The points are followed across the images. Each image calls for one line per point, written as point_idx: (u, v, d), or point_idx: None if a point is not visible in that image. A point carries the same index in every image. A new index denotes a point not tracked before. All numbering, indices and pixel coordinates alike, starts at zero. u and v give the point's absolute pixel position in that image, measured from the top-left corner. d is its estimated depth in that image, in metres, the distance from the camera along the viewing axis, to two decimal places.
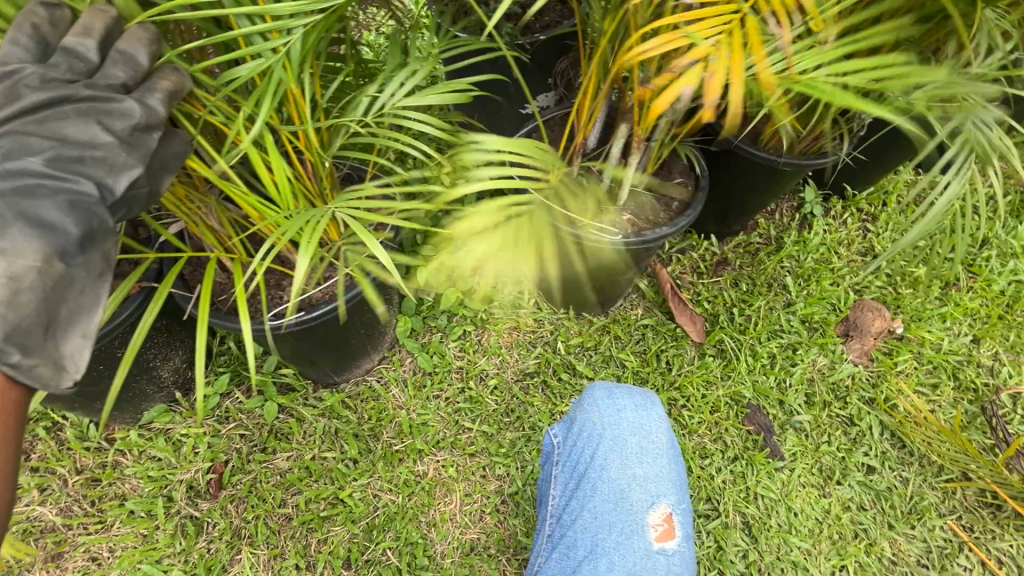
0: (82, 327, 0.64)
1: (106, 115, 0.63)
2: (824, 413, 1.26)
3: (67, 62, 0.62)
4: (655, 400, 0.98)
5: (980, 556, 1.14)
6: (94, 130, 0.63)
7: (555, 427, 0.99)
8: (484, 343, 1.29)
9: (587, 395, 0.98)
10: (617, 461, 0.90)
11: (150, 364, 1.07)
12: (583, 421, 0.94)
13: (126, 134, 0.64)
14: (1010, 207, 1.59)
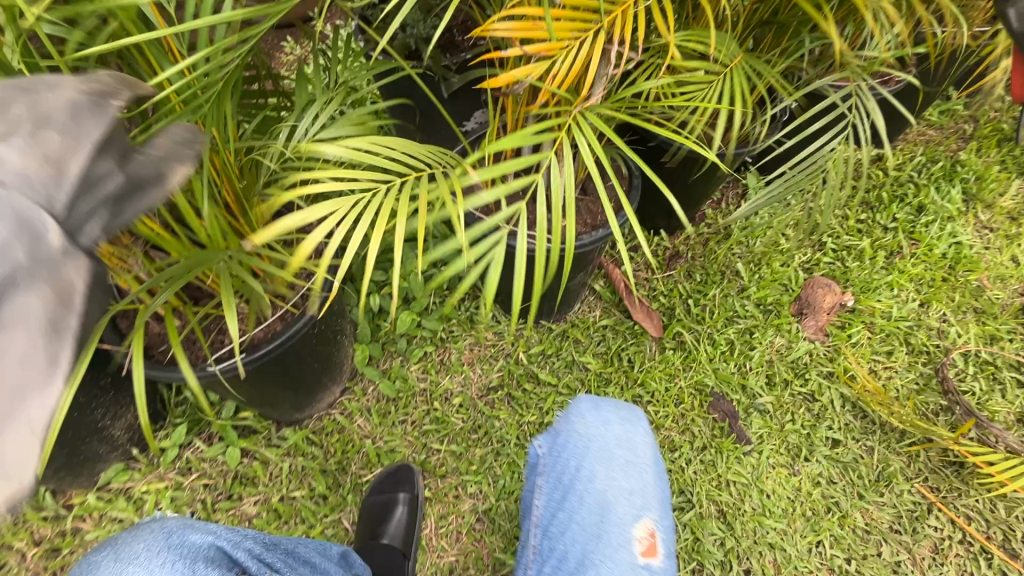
0: (23, 412, 0.33)
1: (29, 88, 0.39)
2: (786, 393, 1.28)
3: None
4: (640, 416, 1.02)
5: (949, 515, 1.16)
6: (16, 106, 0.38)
7: (541, 438, 0.99)
8: (446, 362, 1.28)
9: (574, 407, 1.02)
10: (603, 474, 0.94)
11: (100, 425, 1.04)
12: (568, 434, 0.98)
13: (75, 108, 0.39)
14: (942, 173, 1.64)
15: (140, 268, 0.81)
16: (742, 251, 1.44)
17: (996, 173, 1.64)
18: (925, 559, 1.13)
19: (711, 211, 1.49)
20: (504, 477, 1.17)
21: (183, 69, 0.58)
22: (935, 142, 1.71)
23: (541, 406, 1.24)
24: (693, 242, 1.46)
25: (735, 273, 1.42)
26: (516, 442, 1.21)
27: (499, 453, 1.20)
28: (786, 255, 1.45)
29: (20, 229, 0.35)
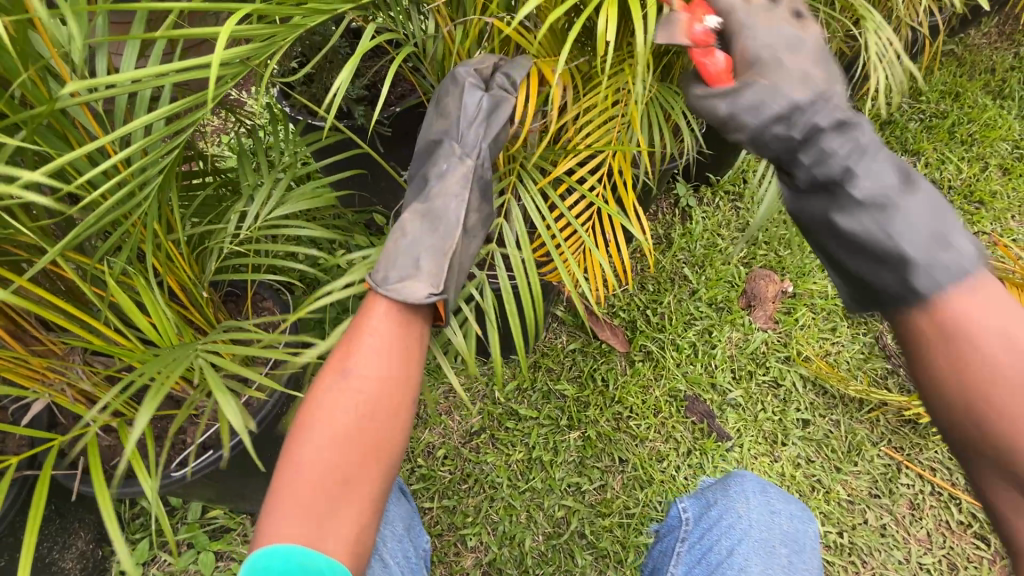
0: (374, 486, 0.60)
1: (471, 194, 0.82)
2: (753, 384, 1.34)
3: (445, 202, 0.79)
4: (808, 516, 1.02)
5: (917, 471, 1.24)
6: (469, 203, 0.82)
7: (688, 503, 1.07)
8: (423, 415, 1.24)
9: (738, 484, 1.03)
10: (758, 562, 0.92)
11: (47, 561, 0.91)
12: (729, 511, 1.00)
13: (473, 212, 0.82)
14: None
15: (82, 379, 0.73)
16: (686, 256, 1.52)
17: None
18: (906, 517, 1.20)
19: (651, 222, 1.57)
20: (503, 523, 1.14)
21: (119, 164, 0.56)
22: None
23: (527, 441, 1.23)
24: (639, 255, 1.53)
25: (684, 278, 1.49)
26: (508, 483, 1.18)
27: (493, 498, 1.16)
28: (726, 254, 1.53)
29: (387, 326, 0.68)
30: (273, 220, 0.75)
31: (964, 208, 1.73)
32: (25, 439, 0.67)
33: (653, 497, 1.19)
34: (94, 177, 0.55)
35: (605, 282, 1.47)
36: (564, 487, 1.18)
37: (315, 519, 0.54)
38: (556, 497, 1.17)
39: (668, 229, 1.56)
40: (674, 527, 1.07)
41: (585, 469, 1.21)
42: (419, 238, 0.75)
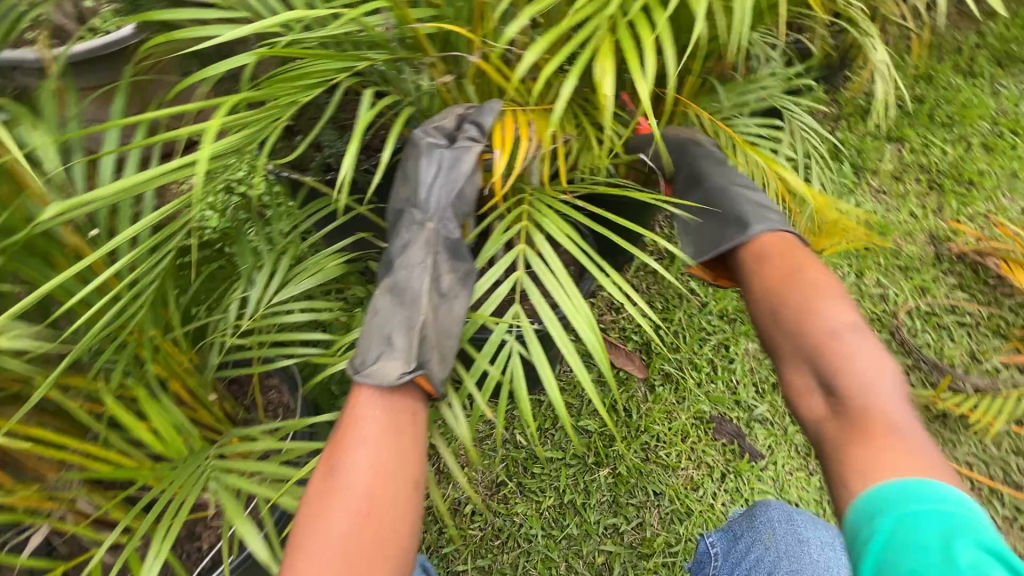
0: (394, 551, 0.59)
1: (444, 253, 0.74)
2: (778, 396, 1.31)
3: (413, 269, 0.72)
4: (837, 534, 0.93)
5: (954, 468, 1.22)
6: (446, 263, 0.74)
7: (716, 536, 0.99)
8: (444, 470, 1.18)
9: (760, 513, 0.95)
10: None
11: None
12: (752, 542, 0.92)
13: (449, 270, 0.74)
14: (829, 153, 1.81)
15: (83, 501, 0.66)
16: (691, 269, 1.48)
17: (870, 143, 1.83)
18: None
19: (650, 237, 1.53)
20: None
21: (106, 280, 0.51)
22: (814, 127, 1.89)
23: (556, 485, 1.18)
24: (644, 272, 1.49)
25: (692, 292, 1.46)
26: (543, 533, 1.13)
27: (530, 552, 1.11)
28: None
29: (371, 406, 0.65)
30: (276, 304, 0.70)
31: (956, 190, 1.74)
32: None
33: (694, 530, 1.14)
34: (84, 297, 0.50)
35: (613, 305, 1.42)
36: (601, 530, 1.14)
37: None
38: (595, 541, 1.12)
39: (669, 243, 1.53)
40: (704, 563, 0.99)
41: (620, 507, 1.16)
42: (390, 317, 0.69)
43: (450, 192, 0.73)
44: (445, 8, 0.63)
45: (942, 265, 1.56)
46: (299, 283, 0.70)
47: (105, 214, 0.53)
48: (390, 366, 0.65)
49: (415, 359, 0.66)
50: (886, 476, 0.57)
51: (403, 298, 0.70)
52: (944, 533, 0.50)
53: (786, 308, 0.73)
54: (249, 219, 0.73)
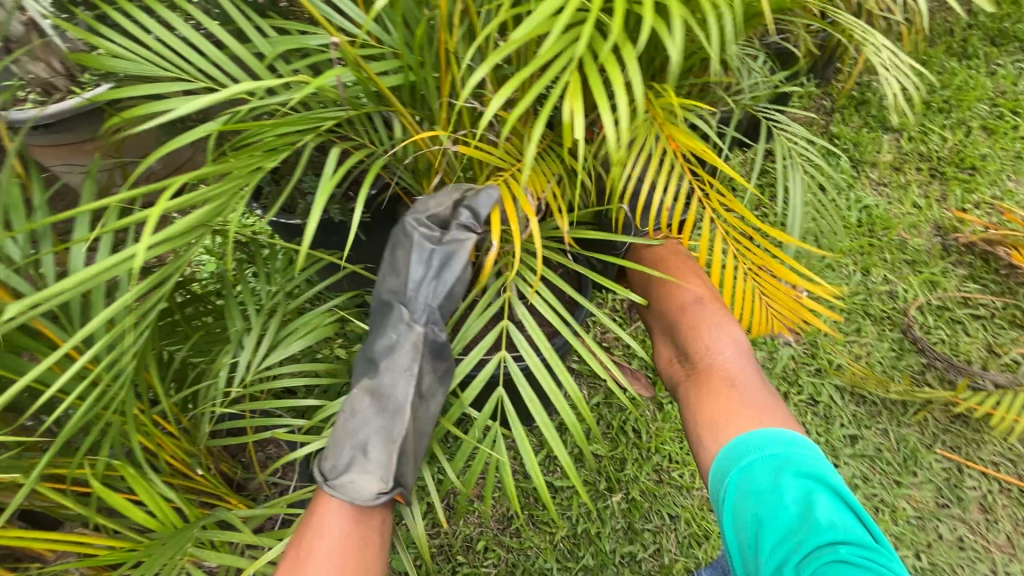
0: None
1: (432, 351, 0.72)
2: (791, 406, 1.27)
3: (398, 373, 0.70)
4: None
5: (979, 470, 1.18)
6: (432, 360, 0.72)
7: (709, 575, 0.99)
8: (452, 506, 1.16)
9: None
10: None
11: None
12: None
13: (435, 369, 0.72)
14: (825, 149, 1.78)
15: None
16: None
17: (867, 135, 1.80)
18: (980, 523, 1.13)
19: None
20: None
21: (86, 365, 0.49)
22: (807, 122, 1.86)
23: (569, 515, 1.15)
24: None
25: None
26: (557, 566, 1.10)
27: None
28: None
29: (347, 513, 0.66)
30: (264, 367, 0.70)
31: (958, 177, 1.69)
32: None
33: (713, 553, 1.11)
34: (58, 387, 0.50)
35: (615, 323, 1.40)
36: (618, 559, 1.11)
37: None
38: (612, 572, 1.10)
39: None
40: None
41: (636, 534, 1.13)
42: (369, 427, 0.68)
43: (438, 290, 0.71)
44: (410, 58, 0.62)
45: (951, 256, 1.52)
46: (288, 343, 0.70)
47: (78, 300, 0.53)
48: (365, 483, 0.65)
49: (391, 478, 0.66)
50: (733, 431, 0.79)
51: (382, 407, 0.69)
52: (773, 474, 0.70)
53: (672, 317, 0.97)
54: (234, 281, 0.73)
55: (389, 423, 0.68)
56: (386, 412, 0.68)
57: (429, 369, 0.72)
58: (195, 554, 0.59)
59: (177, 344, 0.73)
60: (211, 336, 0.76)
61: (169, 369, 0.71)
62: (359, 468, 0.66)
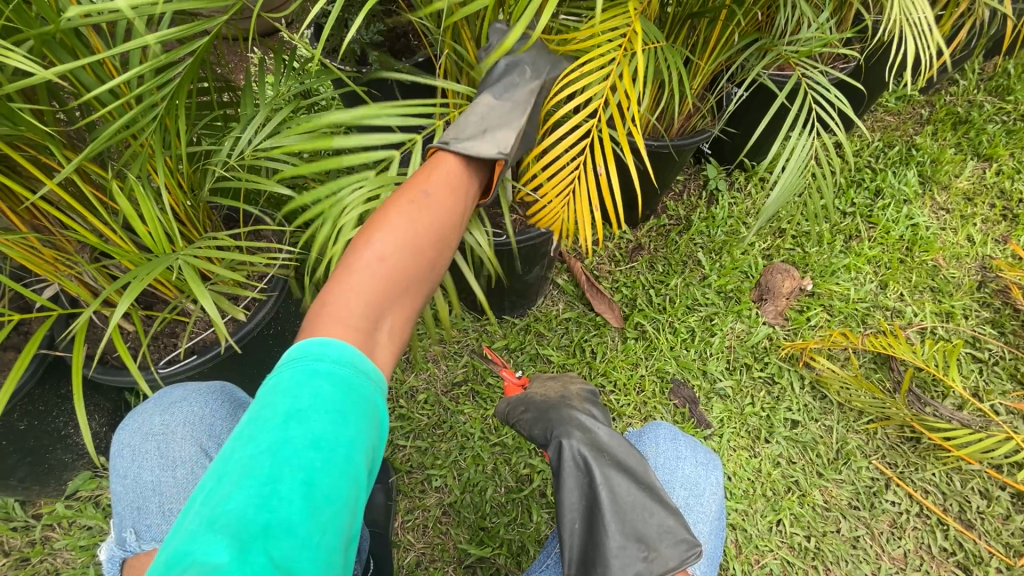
0: (499, 95, 0.81)
1: (509, 82, 0.83)
2: (746, 377, 1.32)
3: (513, 78, 0.83)
4: (717, 463, 0.91)
5: (907, 490, 1.19)
6: (513, 77, 0.83)
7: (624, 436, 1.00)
8: (412, 360, 1.30)
9: (650, 430, 0.96)
10: None
11: (64, 433, 1.03)
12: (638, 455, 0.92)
13: (513, 76, 0.83)
14: (898, 157, 1.71)
15: (87, 273, 0.83)
16: (703, 240, 1.51)
17: (951, 155, 1.71)
18: (883, 533, 1.16)
19: (672, 203, 1.58)
20: (469, 470, 1.19)
21: (115, 99, 0.64)
22: (892, 128, 1.80)
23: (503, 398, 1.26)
24: (655, 234, 1.53)
25: (696, 262, 1.48)
26: (480, 435, 1.22)
27: (463, 447, 1.21)
28: (746, 243, 1.51)
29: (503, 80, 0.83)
30: (254, 151, 0.86)
31: None
32: (33, 315, 0.78)
33: None
34: (109, 106, 0.65)
35: (614, 257, 1.48)
36: (533, 447, 1.21)
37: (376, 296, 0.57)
38: (524, 454, 1.20)
39: (690, 211, 1.57)
40: None
41: None
42: (206, 444, 0.82)
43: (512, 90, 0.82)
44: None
45: (981, 295, 1.46)
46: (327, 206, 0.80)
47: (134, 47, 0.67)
48: (484, 148, 0.73)
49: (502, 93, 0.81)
50: None
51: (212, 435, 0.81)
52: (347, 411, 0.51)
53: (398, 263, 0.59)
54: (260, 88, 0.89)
55: (518, 79, 0.83)
56: (513, 81, 0.83)
57: (509, 82, 0.82)
58: (170, 264, 0.75)
59: (192, 121, 0.88)
60: (223, 117, 0.95)
61: (185, 148, 0.85)
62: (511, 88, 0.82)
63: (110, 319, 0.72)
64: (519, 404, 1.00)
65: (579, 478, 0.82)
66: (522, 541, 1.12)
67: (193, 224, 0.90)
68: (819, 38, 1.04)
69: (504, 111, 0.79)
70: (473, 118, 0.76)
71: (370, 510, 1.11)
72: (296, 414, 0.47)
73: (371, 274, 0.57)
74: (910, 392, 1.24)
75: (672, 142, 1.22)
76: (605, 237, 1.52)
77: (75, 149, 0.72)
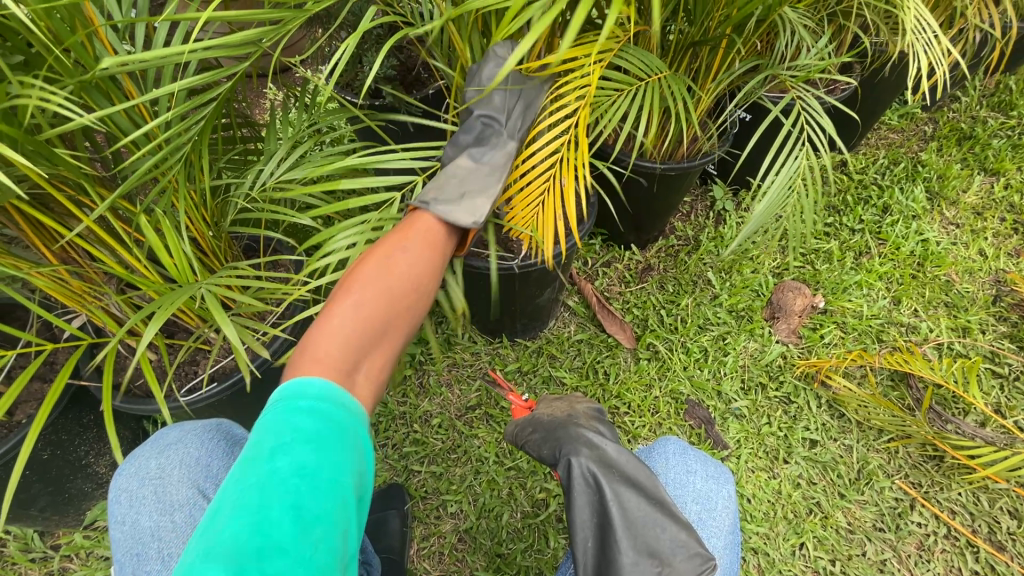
0: (474, 156, 0.86)
1: (484, 141, 0.88)
2: (761, 396, 1.31)
3: (489, 137, 0.88)
4: (728, 476, 0.90)
5: (932, 510, 1.16)
6: (488, 135, 0.88)
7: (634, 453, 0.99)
8: (425, 384, 1.30)
9: (659, 445, 0.95)
10: None
11: (84, 463, 1.04)
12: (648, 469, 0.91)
13: (489, 135, 0.88)
14: (904, 174, 1.72)
15: (112, 304, 0.85)
16: (713, 260, 1.52)
17: (957, 170, 1.72)
18: (911, 556, 1.13)
19: (680, 224, 1.59)
20: (484, 495, 1.18)
21: (145, 139, 0.67)
22: (897, 145, 1.82)
23: None
24: (664, 254, 1.54)
25: (707, 282, 1.49)
26: (494, 459, 1.22)
27: (478, 471, 1.20)
28: (755, 262, 1.52)
29: (479, 140, 0.88)
30: (272, 182, 0.89)
31: None
32: (61, 346, 0.80)
33: None
34: (140, 145, 0.68)
35: (624, 278, 1.49)
36: (548, 471, 1.20)
37: (355, 341, 0.57)
38: (539, 478, 1.19)
39: (699, 232, 1.58)
40: None
41: None
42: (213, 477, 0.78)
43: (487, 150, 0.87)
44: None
45: (996, 309, 1.45)
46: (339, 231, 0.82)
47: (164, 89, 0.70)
48: (457, 213, 0.77)
49: (478, 155, 0.86)
50: None
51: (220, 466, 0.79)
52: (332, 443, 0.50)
53: (375, 307, 0.59)
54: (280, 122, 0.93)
55: (492, 138, 0.88)
56: (489, 142, 0.88)
57: (486, 143, 0.87)
58: (192, 294, 0.78)
59: (215, 155, 0.92)
60: (243, 150, 0.99)
61: (208, 181, 0.88)
62: (486, 149, 0.87)
63: (135, 349, 0.73)
64: (527, 425, 1.00)
65: (590, 496, 0.81)
66: (539, 568, 1.11)
67: (214, 254, 0.93)
68: (818, 62, 1.06)
69: (479, 174, 0.84)
70: (449, 181, 0.82)
71: (385, 537, 1.10)
72: (282, 448, 0.48)
73: (351, 314, 0.58)
74: (930, 408, 1.22)
75: (678, 165, 1.25)
76: (615, 259, 1.53)
77: (105, 186, 0.75)
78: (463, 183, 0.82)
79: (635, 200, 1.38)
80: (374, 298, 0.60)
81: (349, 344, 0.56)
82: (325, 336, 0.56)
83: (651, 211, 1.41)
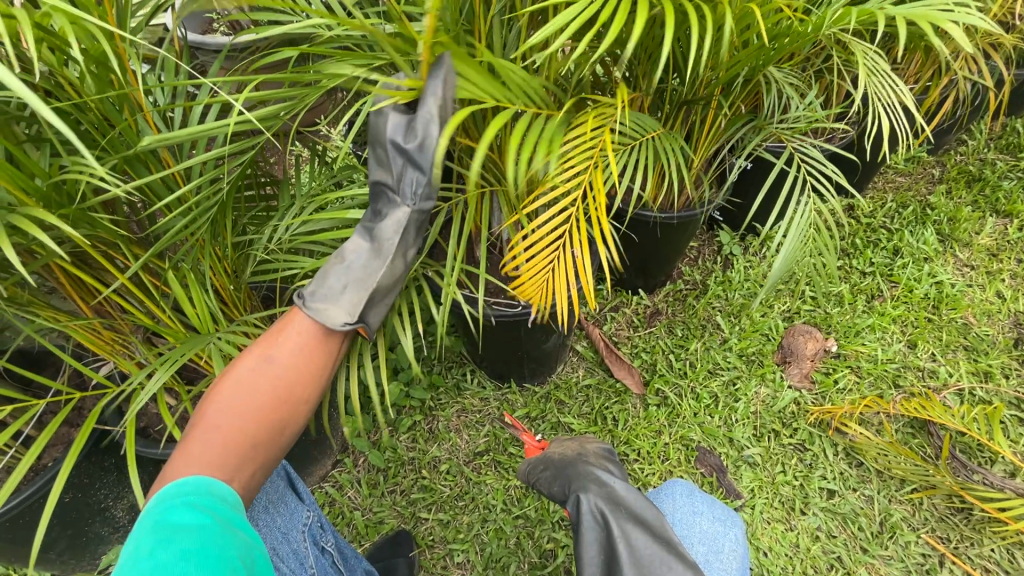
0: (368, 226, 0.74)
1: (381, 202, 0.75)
2: (775, 443, 1.28)
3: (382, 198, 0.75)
4: (737, 519, 0.88)
5: (963, 568, 1.11)
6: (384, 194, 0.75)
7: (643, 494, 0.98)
8: (434, 429, 1.32)
9: (667, 487, 0.94)
10: None
11: (103, 506, 1.07)
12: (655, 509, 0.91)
13: (382, 194, 0.75)
14: (913, 217, 1.72)
15: (138, 352, 0.91)
16: (721, 304, 1.53)
17: (968, 212, 1.71)
18: None
19: (688, 268, 1.61)
20: (491, 544, 1.16)
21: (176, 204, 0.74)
22: (905, 188, 1.82)
23: None
24: (672, 299, 1.56)
25: (716, 326, 1.49)
26: (502, 507, 1.21)
27: (486, 519, 1.20)
28: (765, 306, 1.51)
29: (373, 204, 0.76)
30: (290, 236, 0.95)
31: None
32: (88, 392, 0.85)
33: None
34: (172, 210, 0.75)
35: (632, 322, 1.51)
36: (557, 520, 1.18)
37: (228, 442, 0.56)
38: (548, 528, 1.18)
39: (706, 276, 1.60)
40: None
41: None
42: None
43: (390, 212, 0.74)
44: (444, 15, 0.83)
45: (1018, 353, 1.41)
46: None
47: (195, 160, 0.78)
48: (333, 312, 0.68)
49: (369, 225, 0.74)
50: None
51: None
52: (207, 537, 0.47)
53: (251, 405, 0.59)
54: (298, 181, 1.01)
55: (384, 199, 0.75)
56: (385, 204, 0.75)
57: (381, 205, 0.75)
58: (211, 343, 0.82)
59: (239, 212, 0.99)
60: (265, 207, 1.06)
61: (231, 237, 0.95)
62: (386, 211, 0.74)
63: (157, 395, 0.78)
64: (538, 465, 1.00)
65: (599, 532, 0.81)
66: None
67: (233, 304, 0.99)
68: (807, 116, 1.12)
69: (375, 246, 0.73)
70: (336, 265, 0.71)
71: None
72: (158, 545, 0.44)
73: (224, 416, 0.58)
74: (952, 457, 1.18)
75: (679, 213, 1.29)
76: (623, 303, 1.55)
77: (139, 244, 0.82)
78: (348, 266, 0.72)
79: (640, 247, 1.41)
80: (246, 397, 0.60)
81: (220, 457, 0.55)
82: (197, 443, 0.55)
83: (657, 257, 1.44)
